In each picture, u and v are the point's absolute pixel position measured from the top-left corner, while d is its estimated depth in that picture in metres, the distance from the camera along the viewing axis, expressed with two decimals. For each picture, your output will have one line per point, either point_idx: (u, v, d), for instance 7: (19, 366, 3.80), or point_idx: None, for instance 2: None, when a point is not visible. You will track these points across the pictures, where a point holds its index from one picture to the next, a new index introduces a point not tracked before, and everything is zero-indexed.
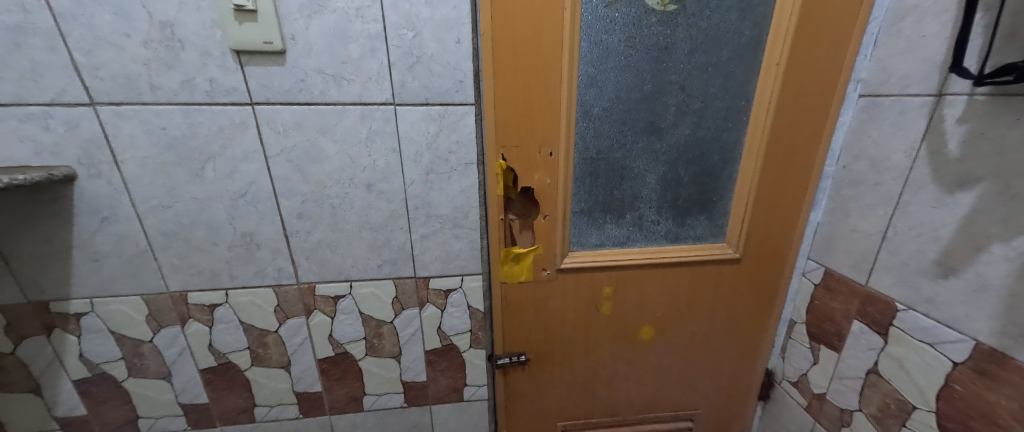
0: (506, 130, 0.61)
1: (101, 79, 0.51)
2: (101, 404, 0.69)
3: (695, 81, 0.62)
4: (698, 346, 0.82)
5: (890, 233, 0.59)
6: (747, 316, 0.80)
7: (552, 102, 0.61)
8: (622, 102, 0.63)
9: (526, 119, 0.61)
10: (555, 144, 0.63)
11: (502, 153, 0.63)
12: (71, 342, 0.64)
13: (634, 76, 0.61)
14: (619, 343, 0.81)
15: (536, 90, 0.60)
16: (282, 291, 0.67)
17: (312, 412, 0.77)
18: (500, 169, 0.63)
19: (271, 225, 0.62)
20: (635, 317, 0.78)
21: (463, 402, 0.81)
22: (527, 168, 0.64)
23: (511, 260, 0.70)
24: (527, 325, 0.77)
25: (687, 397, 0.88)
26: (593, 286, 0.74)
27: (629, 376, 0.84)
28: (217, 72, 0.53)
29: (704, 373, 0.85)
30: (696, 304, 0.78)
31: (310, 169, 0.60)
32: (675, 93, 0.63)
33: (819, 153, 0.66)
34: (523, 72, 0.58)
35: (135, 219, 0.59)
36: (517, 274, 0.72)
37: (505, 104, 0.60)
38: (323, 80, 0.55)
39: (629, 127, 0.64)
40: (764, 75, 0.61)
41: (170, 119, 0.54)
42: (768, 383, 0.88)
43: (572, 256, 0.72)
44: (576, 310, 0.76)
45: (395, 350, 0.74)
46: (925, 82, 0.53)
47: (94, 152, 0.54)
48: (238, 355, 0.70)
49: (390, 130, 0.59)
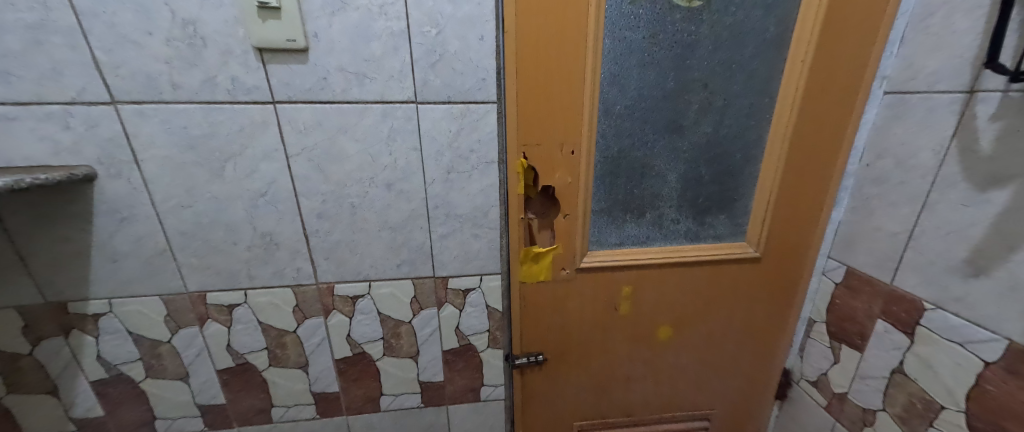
0: (527, 128, 0.61)
1: (122, 77, 0.50)
2: (118, 405, 0.69)
3: (719, 78, 0.62)
4: (715, 346, 0.82)
5: (916, 232, 0.58)
6: (764, 316, 0.79)
7: (574, 101, 0.60)
8: (644, 100, 0.62)
9: (548, 117, 0.61)
10: (577, 142, 0.63)
11: (523, 152, 0.62)
12: (88, 342, 0.64)
13: (657, 73, 0.61)
14: (635, 343, 0.80)
15: (558, 88, 0.59)
16: (300, 291, 0.66)
17: (329, 413, 0.77)
18: (521, 168, 0.63)
19: (290, 225, 0.62)
20: (652, 318, 0.78)
21: (480, 402, 0.81)
22: (548, 167, 0.64)
23: (530, 259, 0.70)
24: (544, 325, 0.76)
25: (704, 397, 0.88)
26: (611, 286, 0.74)
27: (646, 376, 0.84)
28: (239, 70, 0.52)
29: (721, 372, 0.85)
30: (713, 304, 0.77)
31: (331, 168, 0.59)
32: (698, 91, 0.62)
33: (842, 151, 0.65)
34: (546, 70, 0.58)
35: (154, 220, 0.58)
36: (535, 274, 0.71)
37: (527, 102, 0.59)
38: (345, 79, 0.54)
39: (651, 125, 0.64)
40: (788, 71, 0.61)
41: (191, 118, 0.54)
42: (785, 382, 0.87)
43: (591, 256, 0.71)
44: (594, 309, 0.76)
45: (413, 350, 0.74)
46: (955, 79, 0.53)
47: (114, 151, 0.54)
48: (256, 356, 0.69)
49: (412, 128, 0.58)
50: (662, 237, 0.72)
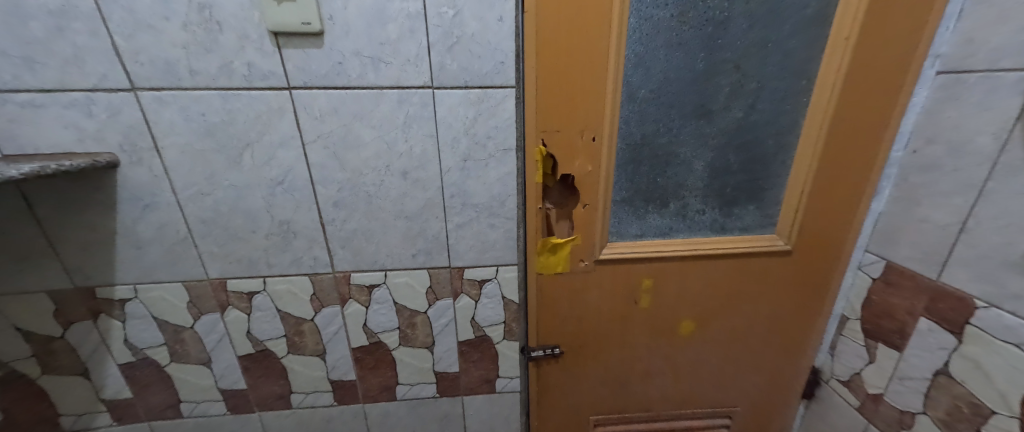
0: (547, 114, 0.59)
1: (142, 64, 0.50)
2: (145, 388, 0.71)
3: (752, 59, 0.58)
4: (739, 342, 0.79)
5: (970, 224, 0.54)
6: (793, 312, 0.76)
7: (596, 85, 0.58)
8: (671, 83, 0.59)
9: (568, 102, 0.58)
10: (598, 129, 0.60)
11: (542, 138, 0.60)
12: (116, 327, 0.65)
13: (685, 54, 0.58)
14: (655, 338, 0.78)
15: (580, 71, 0.56)
16: (317, 280, 0.66)
17: (346, 400, 0.77)
18: (540, 156, 0.61)
19: (307, 213, 0.61)
20: (673, 312, 0.75)
21: (495, 394, 0.80)
22: (568, 154, 0.62)
23: (548, 250, 0.68)
24: (561, 318, 0.75)
25: (725, 394, 0.85)
26: (631, 279, 0.72)
27: (665, 371, 0.82)
28: (255, 55, 0.51)
29: (745, 369, 0.82)
30: (738, 299, 0.74)
31: (347, 155, 0.58)
32: (729, 73, 0.59)
33: (886, 137, 0.61)
34: (568, 53, 0.55)
35: (175, 207, 0.59)
36: (553, 265, 0.70)
37: (547, 86, 0.57)
38: (361, 64, 0.53)
39: (677, 110, 0.61)
40: (830, 50, 0.56)
41: (209, 105, 0.53)
42: (812, 381, 0.84)
43: (611, 247, 0.69)
44: (612, 303, 0.74)
45: (428, 340, 0.73)
46: (1021, 55, 0.48)
47: (136, 138, 0.54)
48: (275, 343, 0.70)
49: (428, 115, 0.57)
50: (686, 228, 0.69)
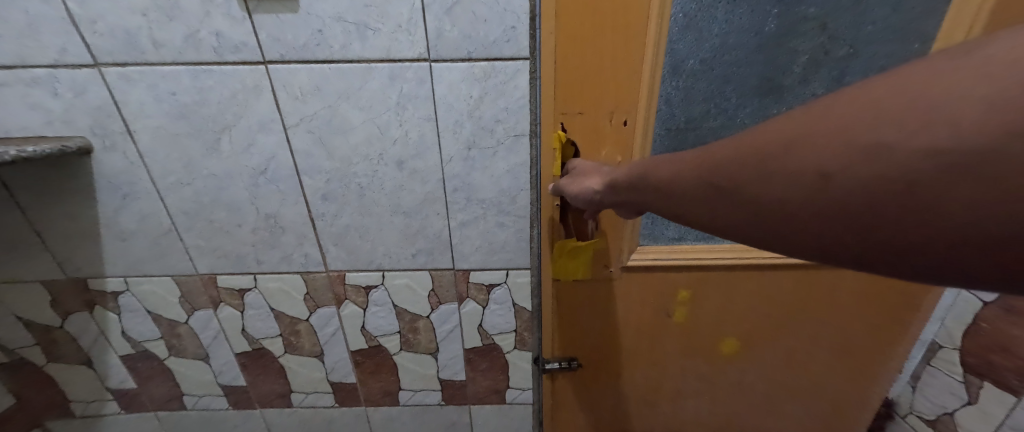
0: (569, 92, 0.49)
1: (101, 35, 0.44)
2: (147, 380, 0.69)
3: (843, 15, 0.47)
4: (794, 366, 0.67)
5: None
6: (862, 331, 0.64)
7: (631, 55, 0.47)
8: (729, 52, 0.48)
9: (594, 76, 0.48)
10: (630, 110, 0.50)
11: (561, 121, 0.50)
12: (112, 319, 0.63)
13: (749, 14, 0.47)
14: (691, 356, 0.67)
15: (611, 37, 0.46)
16: (310, 278, 0.60)
17: (347, 402, 0.73)
18: (559, 143, 0.51)
19: (295, 206, 0.55)
20: (715, 328, 0.64)
21: (505, 405, 0.73)
22: (592, 140, 0.52)
23: (566, 254, 0.58)
24: (580, 329, 0.66)
25: (772, 422, 0.74)
26: (665, 290, 0.61)
27: (701, 393, 0.71)
28: (223, 23, 0.44)
29: (797, 396, 0.70)
30: (796, 316, 0.62)
31: (334, 142, 0.51)
32: (811, 36, 0.48)
33: None
34: (598, 15, 0.44)
35: (156, 197, 0.54)
36: (572, 271, 0.60)
37: (569, 57, 0.47)
38: (344, 31, 0.45)
39: (736, 86, 0.50)
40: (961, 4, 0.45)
41: (179, 83, 0.47)
42: (885, 415, 0.75)
43: (642, 252, 0.58)
44: (642, 315, 0.64)
45: (432, 346, 0.67)
46: None
47: (106, 121, 0.49)
48: (271, 342, 0.66)
49: (425, 94, 0.48)
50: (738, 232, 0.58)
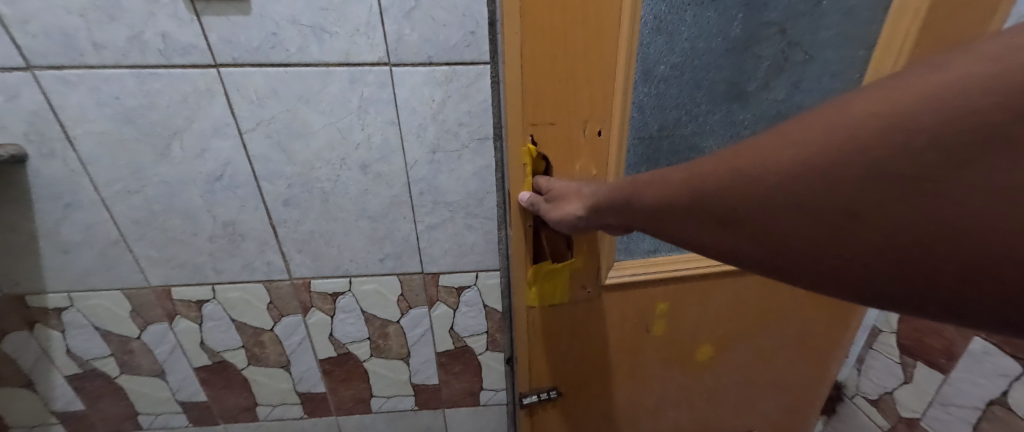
0: (538, 103, 0.45)
1: (33, 36, 0.41)
2: (98, 400, 0.65)
3: (801, 21, 0.50)
4: (762, 364, 0.71)
5: None
6: (820, 328, 0.69)
7: (602, 62, 0.44)
8: (698, 56, 0.49)
9: (564, 86, 0.45)
10: (604, 120, 0.48)
11: (531, 134, 0.47)
12: (55, 337, 0.59)
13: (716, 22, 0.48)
14: (671, 365, 0.69)
15: (580, 43, 0.43)
16: (273, 287, 0.58)
17: (317, 413, 0.71)
18: (528, 157, 0.48)
19: (254, 213, 0.53)
20: (692, 337, 0.66)
21: (480, 407, 0.74)
22: (566, 154, 0.49)
23: (541, 279, 0.55)
24: (560, 355, 0.63)
25: (743, 420, 0.78)
26: (647, 305, 0.62)
27: (679, 399, 0.73)
28: (170, 24, 0.42)
29: (765, 392, 0.74)
30: (764, 319, 0.66)
31: (294, 146, 0.50)
32: (773, 39, 0.50)
33: None
34: (569, 19, 0.41)
35: (101, 206, 0.51)
36: (548, 295, 0.57)
37: (536, 66, 0.43)
38: (300, 34, 0.44)
39: (705, 92, 0.51)
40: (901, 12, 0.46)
41: (124, 86, 0.45)
42: (835, 397, 0.81)
43: (619, 267, 0.58)
44: (623, 332, 0.64)
45: (403, 351, 0.66)
46: None
47: (42, 127, 0.46)
48: (233, 354, 0.63)
49: (387, 97, 0.48)
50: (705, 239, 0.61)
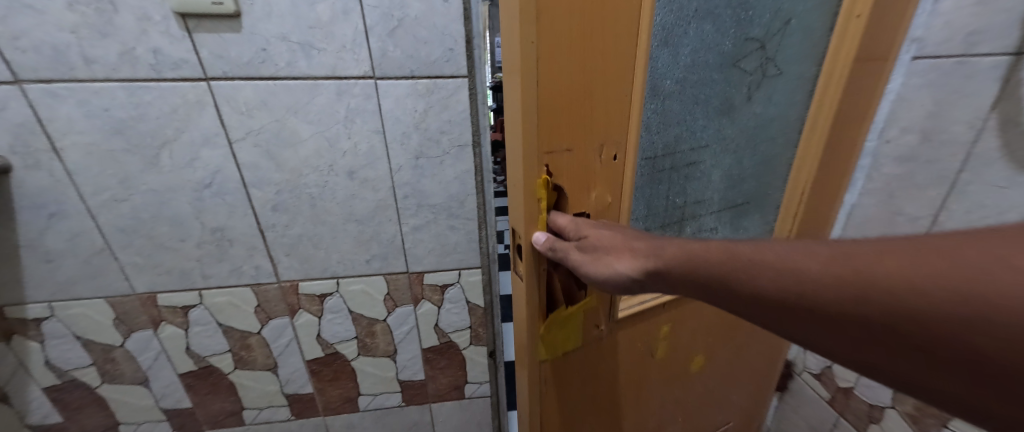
0: (551, 125, 0.35)
1: (24, 51, 0.43)
2: (76, 411, 0.65)
3: (775, 38, 0.52)
4: (738, 361, 0.77)
5: (940, 218, 0.52)
6: None
7: (619, 75, 0.37)
8: (696, 71, 0.49)
9: (580, 103, 0.36)
10: (619, 141, 0.41)
11: (544, 163, 0.36)
12: (34, 348, 0.59)
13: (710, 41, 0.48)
14: (670, 384, 0.70)
15: (598, 48, 0.35)
16: (261, 290, 0.60)
17: (305, 414, 0.72)
18: (544, 190, 0.37)
19: (243, 219, 0.55)
20: (687, 353, 0.68)
21: (465, 400, 0.77)
22: (580, 184, 0.40)
23: (555, 325, 0.46)
24: (571, 403, 0.56)
25: (723, 415, 0.83)
26: (653, 331, 0.61)
27: (675, 414, 0.74)
28: (161, 41, 0.44)
29: (739, 386, 0.80)
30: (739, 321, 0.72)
31: (283, 155, 0.52)
32: (754, 55, 0.52)
33: (866, 127, 0.58)
34: (587, 22, 0.33)
35: (87, 215, 0.52)
36: (561, 343, 0.49)
37: (550, 77, 0.33)
38: (288, 50, 0.47)
39: (701, 108, 0.52)
40: (841, 32, 0.50)
41: (113, 99, 0.46)
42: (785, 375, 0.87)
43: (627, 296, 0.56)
44: (631, 365, 0.61)
45: (390, 349, 0.69)
46: (999, 38, 0.45)
47: (29, 138, 0.47)
48: (220, 358, 0.64)
49: (372, 108, 0.51)
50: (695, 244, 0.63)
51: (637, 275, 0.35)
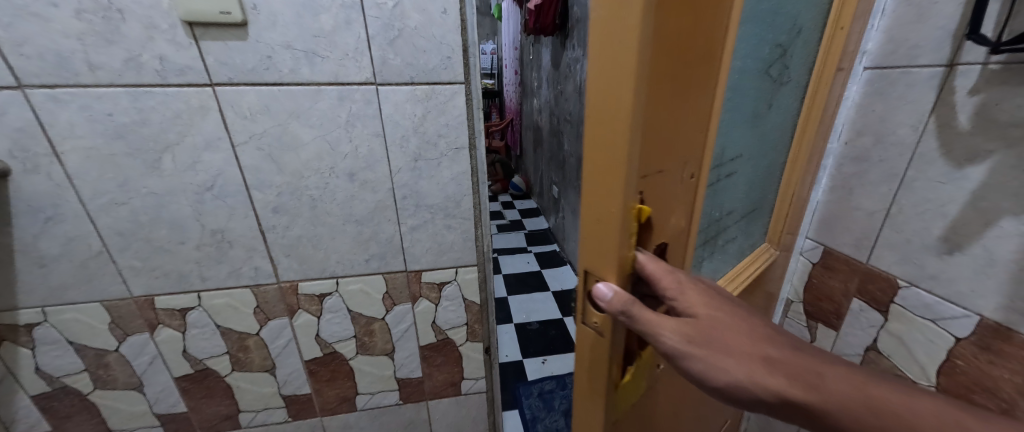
0: (650, 144, 0.30)
1: (27, 57, 0.44)
2: (66, 420, 0.64)
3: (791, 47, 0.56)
4: None
5: (892, 211, 0.59)
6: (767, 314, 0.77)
7: (707, 87, 0.33)
8: (744, 80, 0.50)
9: (674, 119, 0.31)
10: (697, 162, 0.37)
11: (640, 189, 0.31)
12: (24, 355, 0.58)
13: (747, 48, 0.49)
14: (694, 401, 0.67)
15: (695, 56, 0.31)
16: (260, 292, 0.61)
17: (301, 415, 0.73)
18: (637, 222, 0.31)
19: (243, 221, 0.56)
20: None
21: (460, 396, 0.79)
22: (664, 212, 0.35)
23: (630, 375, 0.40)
24: None
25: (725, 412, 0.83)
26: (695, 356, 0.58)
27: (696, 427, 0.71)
28: (167, 48, 0.46)
29: None
30: None
31: (285, 158, 0.54)
32: (776, 62, 0.55)
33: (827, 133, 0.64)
34: (688, 24, 0.29)
35: (85, 219, 0.52)
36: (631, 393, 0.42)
37: (656, 87, 0.28)
38: (292, 57, 0.49)
39: (740, 117, 0.53)
40: (829, 42, 0.57)
41: (117, 104, 0.47)
42: None
43: None
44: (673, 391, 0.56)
45: (388, 347, 0.71)
46: (935, 51, 0.52)
47: (28, 143, 0.47)
48: (217, 361, 0.65)
49: (372, 113, 0.54)
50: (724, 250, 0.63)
51: (773, 399, 0.34)
